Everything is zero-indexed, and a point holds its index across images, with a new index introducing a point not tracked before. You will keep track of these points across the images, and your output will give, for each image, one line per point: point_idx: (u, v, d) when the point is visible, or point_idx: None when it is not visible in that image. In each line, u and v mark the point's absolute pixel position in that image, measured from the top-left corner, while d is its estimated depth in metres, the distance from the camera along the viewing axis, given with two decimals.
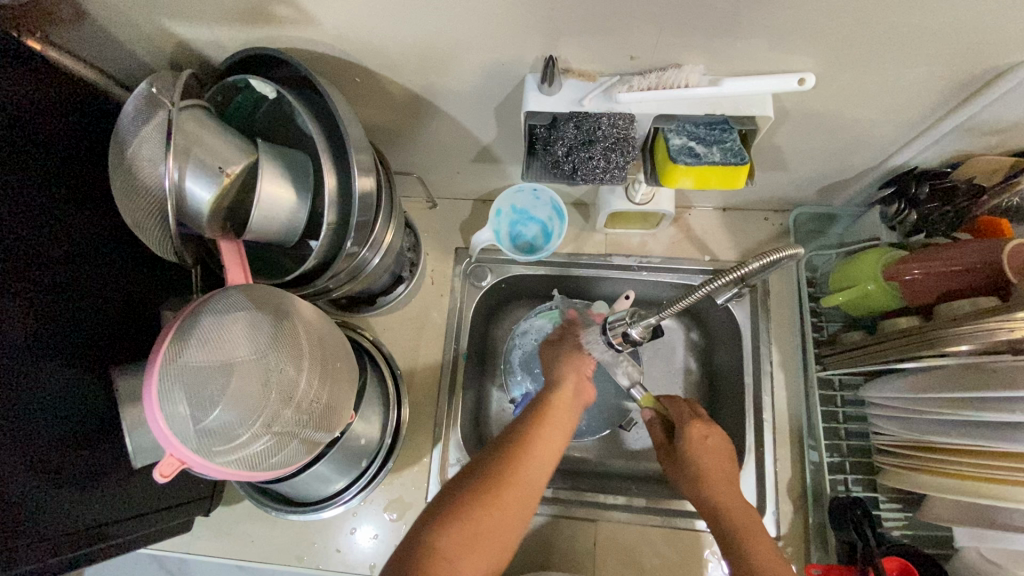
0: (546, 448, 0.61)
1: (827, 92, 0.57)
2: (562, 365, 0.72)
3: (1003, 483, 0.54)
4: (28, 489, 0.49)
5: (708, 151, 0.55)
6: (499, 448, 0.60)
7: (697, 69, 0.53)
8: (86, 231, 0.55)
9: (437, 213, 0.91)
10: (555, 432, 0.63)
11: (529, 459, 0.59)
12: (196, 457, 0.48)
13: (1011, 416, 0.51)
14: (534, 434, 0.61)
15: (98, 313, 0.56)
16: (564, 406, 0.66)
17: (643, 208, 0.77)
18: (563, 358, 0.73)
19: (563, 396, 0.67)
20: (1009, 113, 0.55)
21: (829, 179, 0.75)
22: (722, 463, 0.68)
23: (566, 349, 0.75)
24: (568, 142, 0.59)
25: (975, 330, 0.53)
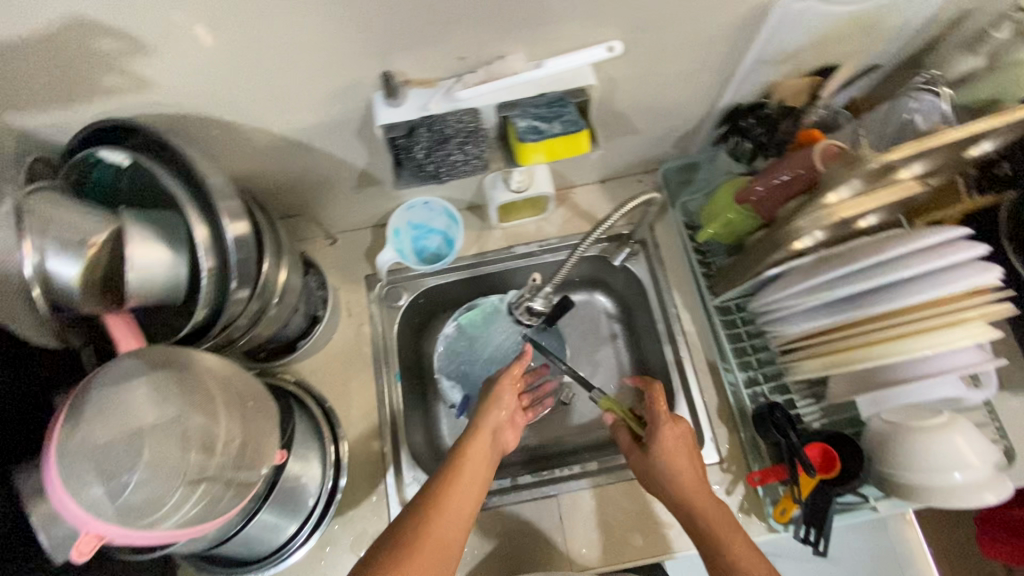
0: (459, 492, 0.65)
1: (639, 56, 0.65)
2: (487, 410, 0.77)
3: (881, 343, 0.63)
4: None
5: (551, 126, 0.62)
6: (424, 500, 0.63)
7: (519, 57, 0.59)
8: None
9: (338, 247, 0.92)
10: (475, 484, 0.67)
11: (448, 510, 0.62)
12: (124, 531, 0.47)
13: (867, 283, 0.60)
14: (450, 482, 0.65)
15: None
16: (482, 450, 0.71)
17: (525, 195, 0.83)
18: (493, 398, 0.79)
19: (483, 442, 0.73)
20: (788, 40, 0.65)
21: (678, 131, 0.83)
22: (685, 454, 0.70)
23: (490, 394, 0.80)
24: (425, 145, 0.62)
25: (810, 217, 0.59)
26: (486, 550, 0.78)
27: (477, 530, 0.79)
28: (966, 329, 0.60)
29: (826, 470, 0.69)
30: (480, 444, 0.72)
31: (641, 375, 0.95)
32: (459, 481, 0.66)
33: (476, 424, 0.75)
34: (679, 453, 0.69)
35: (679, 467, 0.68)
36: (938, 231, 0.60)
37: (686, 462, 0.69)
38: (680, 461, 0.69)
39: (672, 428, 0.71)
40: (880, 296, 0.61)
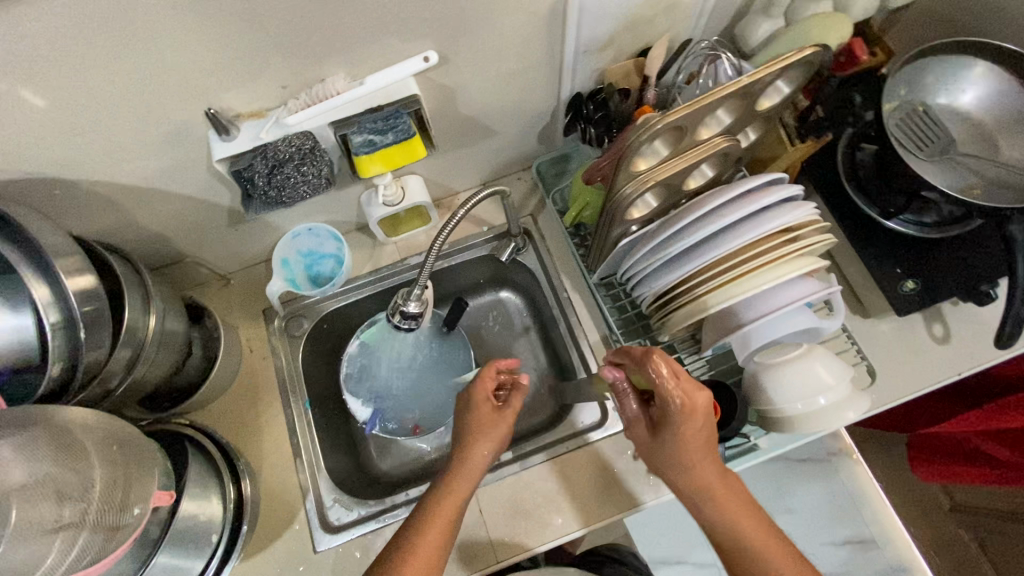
0: (430, 553, 0.62)
1: (463, 62, 0.69)
2: (478, 436, 0.70)
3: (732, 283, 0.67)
4: None
5: (385, 137, 0.65)
6: (397, 547, 0.62)
7: (339, 78, 0.62)
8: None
9: (235, 286, 0.93)
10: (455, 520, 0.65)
11: (424, 558, 0.61)
12: None
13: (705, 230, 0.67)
14: (427, 526, 0.63)
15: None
16: (464, 490, 0.67)
17: (400, 207, 0.84)
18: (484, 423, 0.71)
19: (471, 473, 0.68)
20: (598, 30, 0.70)
21: (536, 127, 0.88)
22: (702, 436, 0.61)
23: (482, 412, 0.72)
24: (262, 173, 0.62)
25: (626, 184, 0.61)
26: None
27: None
28: (787, 261, 0.68)
29: None
30: (464, 485, 0.67)
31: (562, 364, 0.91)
32: (438, 524, 0.64)
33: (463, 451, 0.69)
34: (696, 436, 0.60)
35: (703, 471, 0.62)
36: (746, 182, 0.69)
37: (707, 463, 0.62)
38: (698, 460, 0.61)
39: (693, 422, 0.60)
40: (720, 242, 0.68)
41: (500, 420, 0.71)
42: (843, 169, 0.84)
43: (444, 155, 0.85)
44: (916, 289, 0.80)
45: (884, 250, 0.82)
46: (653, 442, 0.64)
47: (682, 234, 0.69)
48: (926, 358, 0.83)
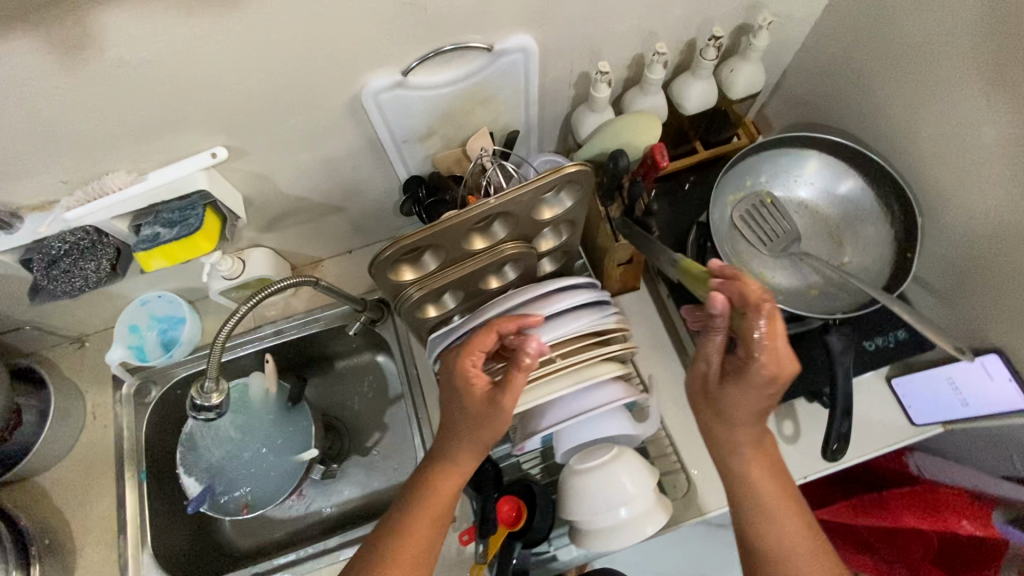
0: (414, 553, 0.59)
1: (269, 154, 0.68)
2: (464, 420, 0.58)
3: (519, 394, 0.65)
4: None
5: (168, 232, 0.64)
6: (376, 541, 0.60)
7: (121, 174, 0.62)
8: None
9: (88, 349, 0.93)
10: (438, 519, 0.60)
11: (405, 558, 0.58)
12: None
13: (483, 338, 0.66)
14: (412, 521, 0.60)
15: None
16: (449, 491, 0.61)
17: (241, 281, 0.83)
18: (475, 415, 0.58)
19: (460, 471, 0.61)
20: (412, 123, 0.69)
21: (387, 203, 0.87)
22: (764, 403, 0.55)
23: (475, 395, 0.57)
24: (40, 269, 0.63)
25: (396, 288, 0.61)
26: None
27: None
28: (586, 367, 0.67)
29: (513, 523, 0.70)
30: (450, 486, 0.61)
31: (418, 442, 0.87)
32: (420, 516, 0.60)
33: (452, 448, 0.61)
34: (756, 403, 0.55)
35: (737, 427, 0.57)
36: (545, 283, 0.68)
37: (746, 418, 0.56)
38: (744, 406, 0.55)
39: (759, 388, 0.54)
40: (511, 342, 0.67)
41: (491, 406, 0.57)
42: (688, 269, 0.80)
43: (289, 229, 0.84)
44: None
45: None
46: (713, 394, 0.58)
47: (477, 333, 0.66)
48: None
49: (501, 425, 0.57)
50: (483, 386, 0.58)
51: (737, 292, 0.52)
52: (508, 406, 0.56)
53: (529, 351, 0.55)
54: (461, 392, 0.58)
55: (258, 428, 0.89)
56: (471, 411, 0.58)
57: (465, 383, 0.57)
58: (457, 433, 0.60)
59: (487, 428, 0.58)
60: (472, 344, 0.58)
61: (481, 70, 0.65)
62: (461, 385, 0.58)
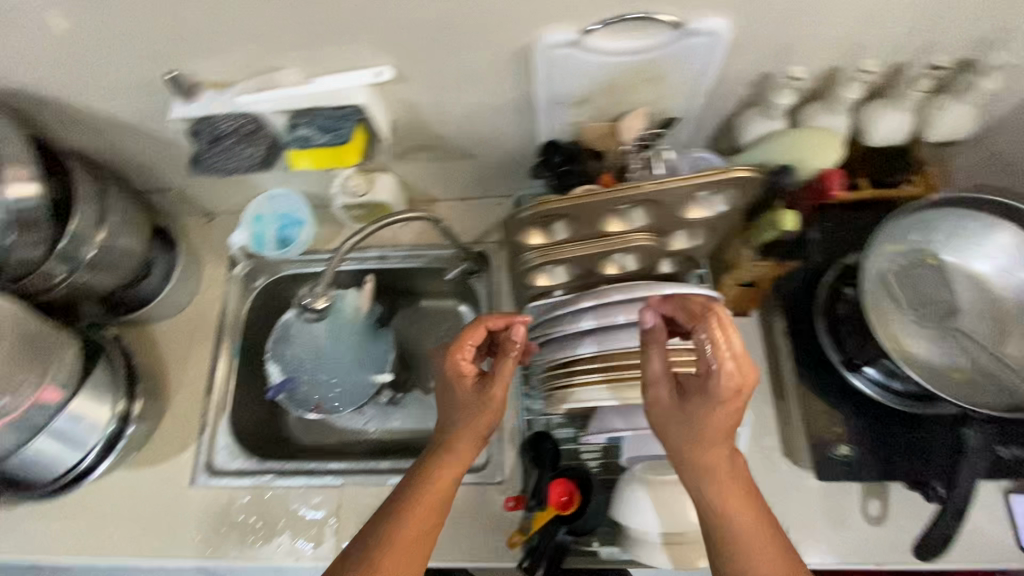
0: (407, 546, 0.58)
1: (427, 84, 0.68)
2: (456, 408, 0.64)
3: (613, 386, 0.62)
4: None
5: (319, 137, 0.67)
6: (365, 542, 0.59)
7: (292, 71, 0.64)
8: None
9: (216, 225, 1.01)
10: (434, 513, 0.60)
11: (394, 554, 0.57)
12: None
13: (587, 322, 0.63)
14: (406, 514, 0.60)
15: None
16: (448, 480, 0.62)
17: (361, 201, 0.86)
18: (462, 406, 0.64)
19: (454, 463, 0.62)
20: (571, 86, 0.67)
21: (516, 160, 0.85)
22: (732, 420, 0.53)
23: (463, 388, 0.64)
24: (205, 143, 0.69)
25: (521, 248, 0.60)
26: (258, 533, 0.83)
27: (261, 502, 0.84)
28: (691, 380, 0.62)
29: (563, 508, 0.69)
30: (438, 488, 0.61)
31: None
32: (413, 511, 0.60)
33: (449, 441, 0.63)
34: (724, 421, 0.53)
35: (709, 453, 0.53)
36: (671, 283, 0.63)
37: (721, 440, 0.53)
38: (711, 421, 0.53)
39: (722, 404, 0.52)
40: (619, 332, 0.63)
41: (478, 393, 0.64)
42: (823, 308, 0.75)
43: (417, 161, 0.85)
44: (851, 456, 0.70)
45: (833, 401, 0.72)
46: (679, 403, 0.55)
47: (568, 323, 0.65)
48: (853, 537, 0.69)
49: (492, 410, 0.63)
50: (468, 379, 0.65)
51: (702, 301, 0.56)
52: (497, 392, 0.63)
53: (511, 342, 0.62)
54: (449, 387, 0.65)
55: (340, 341, 0.92)
56: (460, 401, 0.64)
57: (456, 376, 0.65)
58: (451, 423, 0.64)
59: (479, 415, 0.63)
60: (461, 344, 0.65)
61: (663, 46, 0.61)
62: (453, 377, 0.65)
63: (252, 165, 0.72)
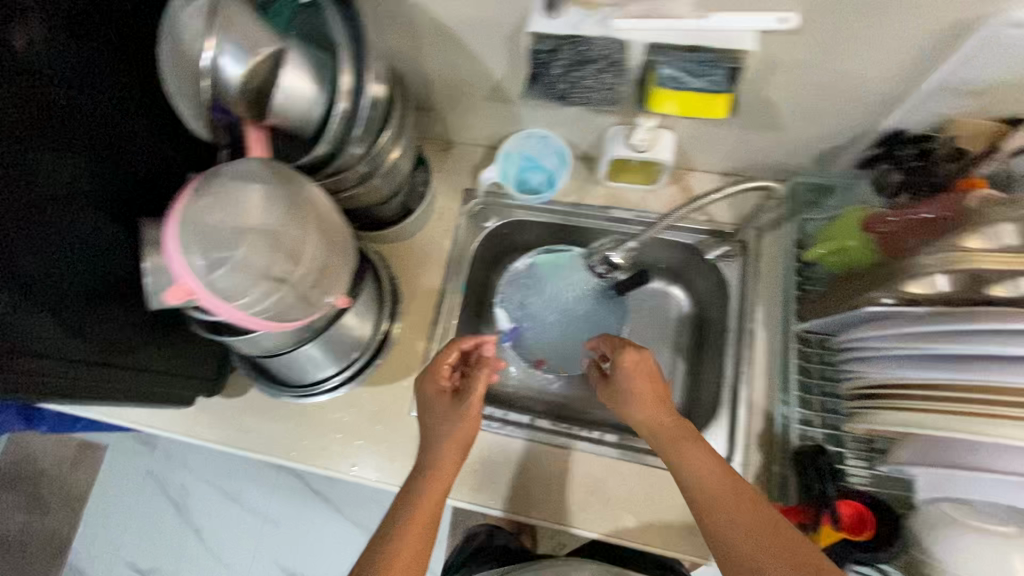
0: (417, 532, 0.65)
1: (814, 42, 0.60)
2: (435, 425, 0.72)
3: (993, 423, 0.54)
4: (57, 322, 0.57)
5: (694, 83, 0.60)
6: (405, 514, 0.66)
7: (688, 2, 0.57)
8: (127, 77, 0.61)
9: (451, 154, 0.97)
10: (434, 508, 0.67)
11: (416, 528, 0.65)
12: (213, 296, 0.56)
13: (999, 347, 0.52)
14: (422, 492, 0.68)
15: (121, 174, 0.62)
16: (444, 481, 0.70)
17: (642, 156, 0.79)
18: (432, 411, 0.73)
19: (445, 470, 0.70)
20: (991, 70, 0.58)
21: (825, 143, 0.77)
22: (665, 413, 0.68)
23: (439, 403, 0.73)
24: (563, 62, 0.62)
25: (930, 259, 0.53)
26: (480, 478, 0.81)
27: (485, 447, 0.83)
28: None
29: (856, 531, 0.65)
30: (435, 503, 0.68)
31: (720, 389, 0.83)
32: (421, 506, 0.67)
33: (432, 454, 0.71)
34: (643, 384, 0.70)
35: (688, 451, 0.64)
36: None
37: (692, 446, 0.65)
38: (637, 382, 0.70)
39: (644, 369, 0.71)
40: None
41: (466, 407, 0.72)
42: None
43: (714, 128, 0.78)
44: None
45: None
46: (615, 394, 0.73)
47: (906, 339, 0.59)
48: None
49: (472, 419, 0.73)
50: (442, 396, 0.74)
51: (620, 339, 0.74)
52: (473, 402, 0.73)
53: (610, 342, 0.75)
54: (432, 404, 0.73)
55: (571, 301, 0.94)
56: (438, 416, 0.73)
57: (436, 392, 0.74)
58: (434, 435, 0.72)
59: (453, 428, 0.71)
60: (436, 367, 0.75)
61: None
62: (431, 398, 0.74)
63: (596, 92, 0.65)
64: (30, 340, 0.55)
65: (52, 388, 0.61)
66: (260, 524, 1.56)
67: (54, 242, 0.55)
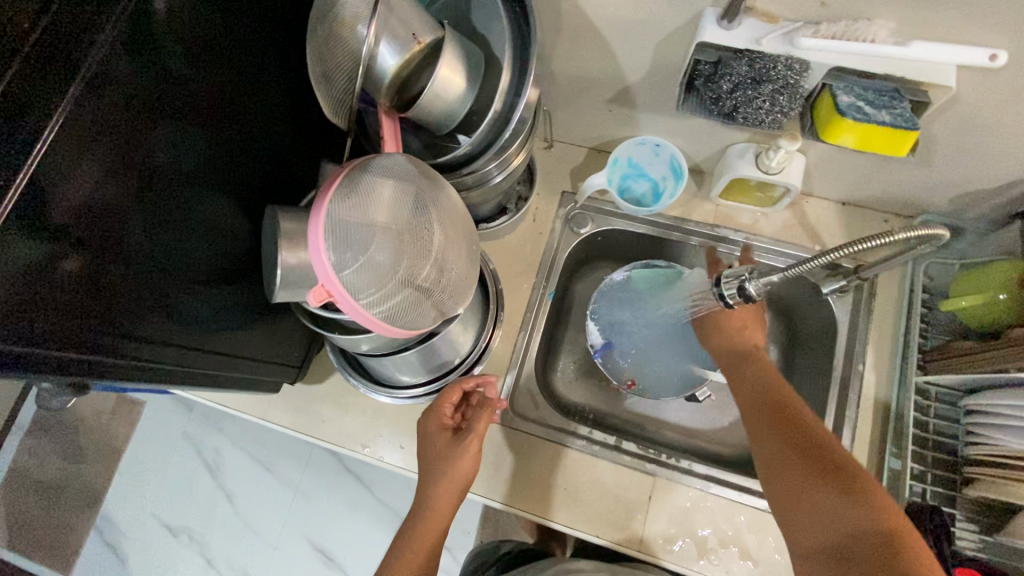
0: (416, 563, 0.67)
1: (1012, 81, 0.55)
2: (440, 471, 0.68)
3: None
4: (176, 307, 0.53)
5: (878, 113, 0.54)
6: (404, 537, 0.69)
7: (887, 26, 0.52)
8: (269, 52, 0.58)
9: (552, 153, 0.93)
10: (426, 542, 0.68)
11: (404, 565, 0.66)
12: (353, 299, 0.52)
13: None
14: (418, 528, 0.68)
15: (252, 155, 0.58)
16: (442, 515, 0.69)
17: (770, 178, 0.74)
18: (443, 461, 0.68)
19: (444, 505, 0.68)
20: None
21: (973, 185, 0.72)
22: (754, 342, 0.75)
23: (439, 441, 0.70)
24: (735, 78, 0.57)
25: None
26: (560, 496, 0.79)
27: (566, 464, 0.80)
28: None
29: None
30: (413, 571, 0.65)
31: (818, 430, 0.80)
32: (419, 541, 0.68)
33: (431, 488, 0.69)
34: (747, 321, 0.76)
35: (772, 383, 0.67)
36: None
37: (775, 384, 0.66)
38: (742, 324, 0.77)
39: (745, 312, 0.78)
40: None
41: (455, 452, 0.68)
42: None
43: (853, 159, 0.73)
44: None
45: None
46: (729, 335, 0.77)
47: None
48: None
49: (462, 467, 0.68)
50: (441, 434, 0.70)
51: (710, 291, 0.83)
52: (469, 448, 0.68)
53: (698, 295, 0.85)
54: (428, 440, 0.71)
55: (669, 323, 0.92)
56: (438, 456, 0.69)
57: (435, 432, 0.70)
58: (430, 478, 0.69)
59: (460, 470, 0.68)
60: (438, 404, 0.72)
61: None
62: (433, 432, 0.71)
63: (764, 117, 0.61)
64: (153, 324, 0.51)
65: (170, 377, 0.57)
66: (292, 496, 1.34)
67: (179, 221, 0.51)
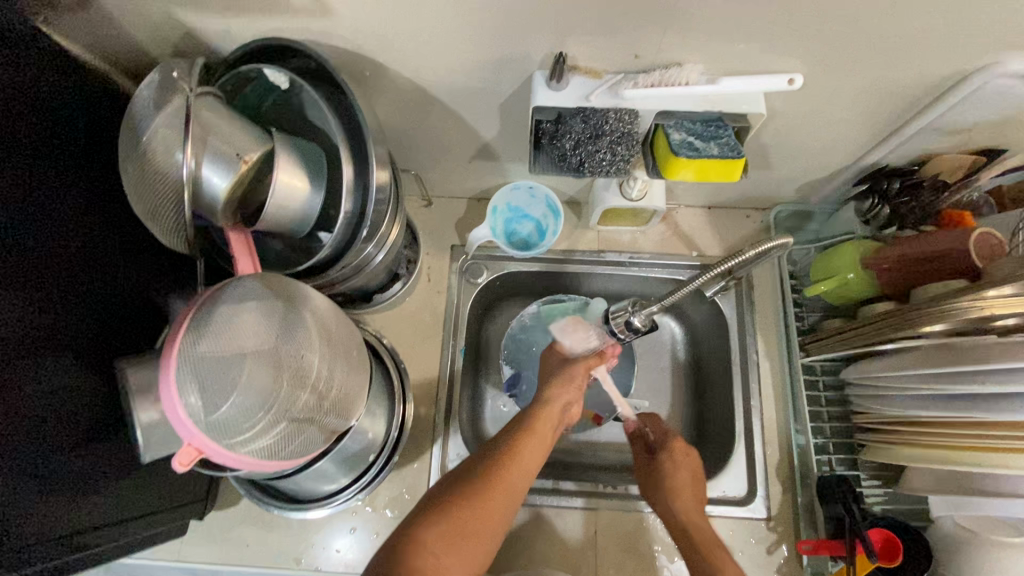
0: (524, 462, 0.63)
1: (811, 94, 0.62)
2: (557, 381, 0.74)
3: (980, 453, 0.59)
4: (24, 499, 0.47)
5: (707, 146, 0.58)
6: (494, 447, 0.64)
7: (697, 68, 0.56)
8: (69, 185, 0.51)
9: (432, 210, 0.92)
10: (540, 445, 0.66)
11: (515, 466, 0.62)
12: (225, 450, 0.47)
13: (979, 387, 0.56)
14: (522, 437, 0.65)
15: (78, 302, 0.52)
16: (549, 420, 0.69)
17: (637, 205, 0.78)
18: (564, 370, 0.75)
19: (552, 412, 0.70)
20: (972, 114, 0.61)
21: (809, 177, 0.80)
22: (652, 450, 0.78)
23: (562, 363, 0.77)
24: (576, 136, 0.61)
25: (950, 310, 0.56)
26: (509, 551, 0.78)
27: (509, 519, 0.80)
28: None
29: (887, 559, 0.66)
30: (515, 471, 0.61)
31: (731, 423, 0.84)
32: (523, 447, 0.64)
33: (543, 393, 0.72)
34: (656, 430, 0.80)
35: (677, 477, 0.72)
36: None
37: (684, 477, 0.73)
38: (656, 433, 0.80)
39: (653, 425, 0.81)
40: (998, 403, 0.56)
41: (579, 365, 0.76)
42: None
43: None
44: None
45: None
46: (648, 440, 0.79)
47: (924, 380, 0.61)
48: None
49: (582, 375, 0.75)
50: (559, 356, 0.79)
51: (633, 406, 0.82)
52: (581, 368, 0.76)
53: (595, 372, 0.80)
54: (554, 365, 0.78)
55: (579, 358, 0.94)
56: (555, 369, 0.76)
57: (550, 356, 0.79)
58: (547, 389, 0.73)
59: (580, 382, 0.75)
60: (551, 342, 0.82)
61: None
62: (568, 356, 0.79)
63: (611, 167, 0.64)
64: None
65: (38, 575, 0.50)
66: None
67: (17, 408, 0.45)
